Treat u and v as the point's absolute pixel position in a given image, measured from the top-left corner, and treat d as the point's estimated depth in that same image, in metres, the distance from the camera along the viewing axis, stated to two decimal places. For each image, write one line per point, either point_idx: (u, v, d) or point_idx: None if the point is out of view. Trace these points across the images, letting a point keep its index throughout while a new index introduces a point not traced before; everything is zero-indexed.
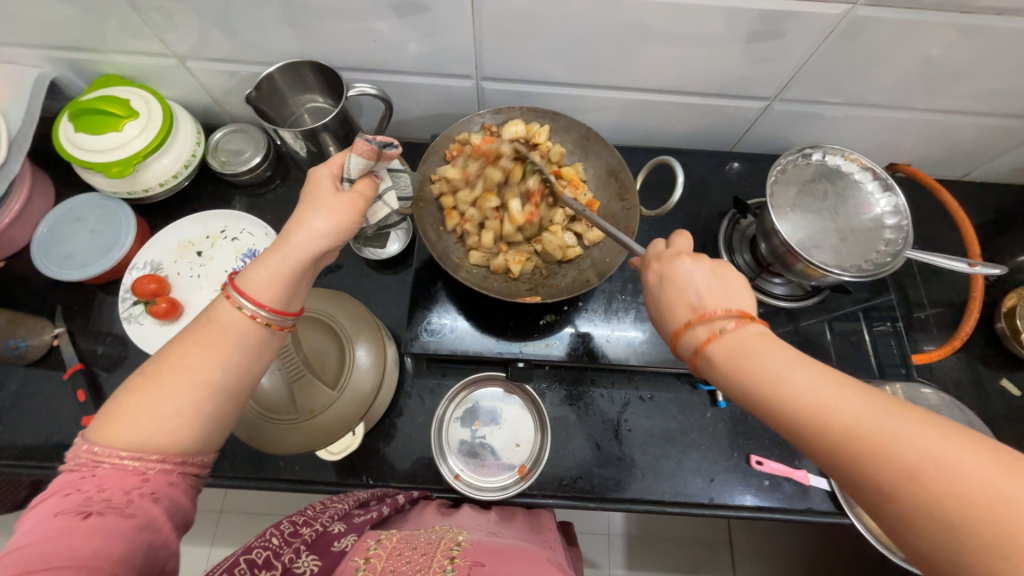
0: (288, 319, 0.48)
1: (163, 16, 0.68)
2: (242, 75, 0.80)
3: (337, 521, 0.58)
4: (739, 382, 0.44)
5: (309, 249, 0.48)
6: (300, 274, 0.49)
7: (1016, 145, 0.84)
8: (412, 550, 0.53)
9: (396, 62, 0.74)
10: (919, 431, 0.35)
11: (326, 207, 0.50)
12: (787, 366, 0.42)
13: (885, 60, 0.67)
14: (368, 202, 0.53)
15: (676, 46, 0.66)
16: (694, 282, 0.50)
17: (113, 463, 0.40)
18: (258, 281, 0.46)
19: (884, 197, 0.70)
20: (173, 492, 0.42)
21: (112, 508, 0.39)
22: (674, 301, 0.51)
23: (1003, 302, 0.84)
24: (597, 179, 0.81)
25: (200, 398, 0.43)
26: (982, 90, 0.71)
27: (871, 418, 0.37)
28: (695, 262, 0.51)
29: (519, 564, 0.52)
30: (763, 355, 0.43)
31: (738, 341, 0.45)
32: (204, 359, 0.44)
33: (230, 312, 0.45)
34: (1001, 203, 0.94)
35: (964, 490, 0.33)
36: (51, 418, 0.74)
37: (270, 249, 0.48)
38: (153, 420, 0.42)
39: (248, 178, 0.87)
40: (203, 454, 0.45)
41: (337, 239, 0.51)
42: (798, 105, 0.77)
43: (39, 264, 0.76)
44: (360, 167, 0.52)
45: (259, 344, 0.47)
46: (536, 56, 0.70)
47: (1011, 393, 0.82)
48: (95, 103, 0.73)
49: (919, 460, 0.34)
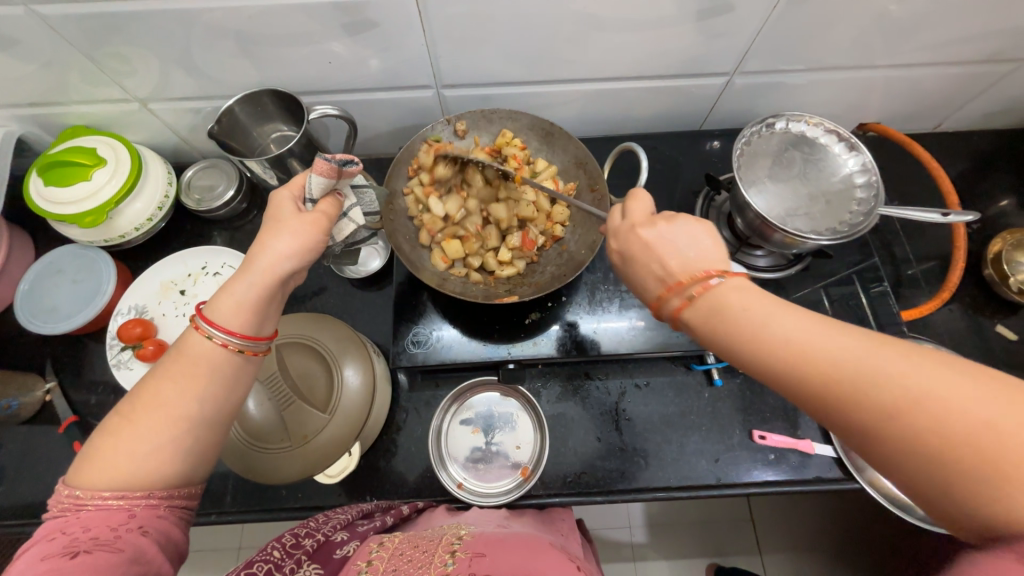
0: (262, 344, 0.48)
1: (120, 63, 0.69)
2: (205, 111, 0.80)
3: (339, 530, 0.60)
4: (740, 345, 0.41)
5: (275, 273, 0.48)
6: (268, 298, 0.49)
7: (983, 90, 0.83)
8: (413, 548, 0.54)
9: (355, 80, 0.74)
10: (910, 363, 0.35)
11: (288, 229, 0.50)
12: (770, 317, 0.40)
13: (837, 21, 0.67)
14: (332, 221, 0.54)
15: (627, 32, 0.67)
16: (666, 246, 0.49)
17: (96, 504, 0.40)
18: (226, 309, 0.46)
19: (853, 158, 0.69)
20: (162, 524, 0.42)
21: (100, 545, 0.39)
22: (648, 270, 0.50)
23: (987, 249, 0.86)
24: (567, 172, 0.81)
25: (178, 433, 0.43)
26: (938, 40, 0.71)
27: (876, 364, 0.35)
28: (663, 229, 0.50)
29: (520, 551, 0.52)
30: (743, 307, 0.42)
31: (716, 296, 0.44)
32: (178, 395, 0.43)
33: (202, 343, 0.45)
34: (977, 150, 0.94)
35: (949, 416, 0.32)
36: (51, 472, 0.74)
37: (235, 276, 0.48)
38: (132, 459, 0.41)
39: (225, 212, 0.88)
40: (190, 486, 0.45)
41: (303, 259, 0.51)
42: (759, 76, 0.77)
43: (23, 320, 0.77)
44: (322, 187, 0.53)
45: (234, 371, 0.47)
46: (492, 59, 0.70)
47: (1009, 338, 0.81)
48: (62, 156, 0.73)
49: (904, 391, 0.34)
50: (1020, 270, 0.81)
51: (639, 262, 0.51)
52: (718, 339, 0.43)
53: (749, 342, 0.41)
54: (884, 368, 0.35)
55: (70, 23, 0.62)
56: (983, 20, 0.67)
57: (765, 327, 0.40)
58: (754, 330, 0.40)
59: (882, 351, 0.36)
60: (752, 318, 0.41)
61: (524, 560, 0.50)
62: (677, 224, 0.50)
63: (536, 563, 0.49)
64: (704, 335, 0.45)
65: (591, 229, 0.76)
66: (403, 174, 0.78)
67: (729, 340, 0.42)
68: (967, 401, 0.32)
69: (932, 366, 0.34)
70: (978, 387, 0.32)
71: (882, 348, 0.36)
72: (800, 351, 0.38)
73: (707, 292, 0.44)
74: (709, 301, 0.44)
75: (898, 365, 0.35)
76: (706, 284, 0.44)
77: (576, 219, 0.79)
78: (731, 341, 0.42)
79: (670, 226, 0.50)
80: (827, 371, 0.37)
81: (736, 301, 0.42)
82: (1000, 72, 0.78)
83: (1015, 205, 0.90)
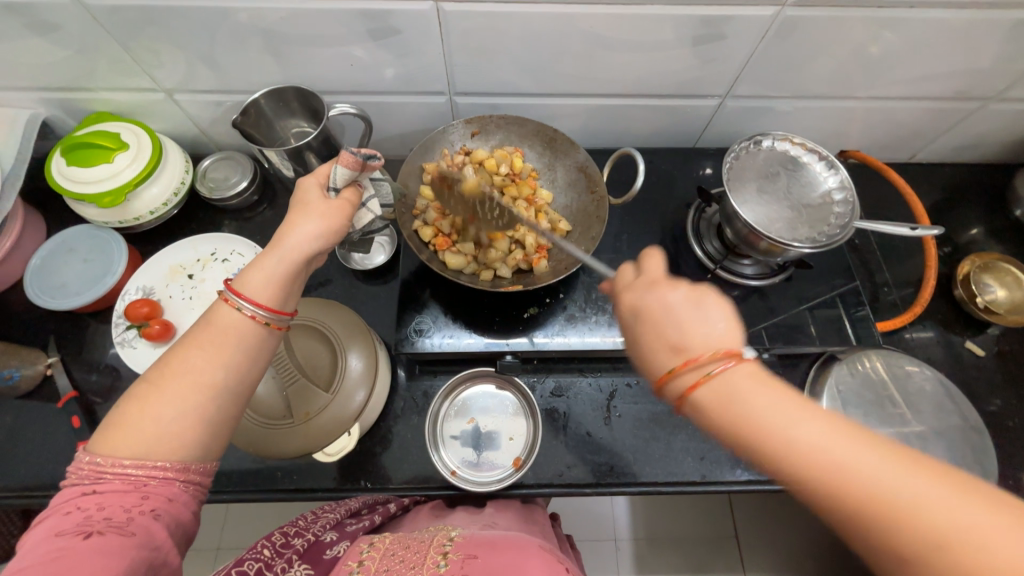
0: (285, 319, 0.51)
1: (152, 54, 0.73)
2: (228, 105, 0.84)
3: (328, 530, 0.66)
4: (748, 440, 0.40)
5: (302, 250, 0.52)
6: (293, 275, 0.52)
7: (952, 126, 0.91)
8: (404, 548, 0.57)
9: (373, 84, 0.79)
10: (914, 475, 0.36)
11: (316, 211, 0.54)
12: (793, 421, 0.39)
13: (819, 54, 0.73)
14: (354, 208, 0.58)
15: (628, 53, 0.72)
16: (687, 314, 0.45)
17: (116, 475, 0.41)
18: (255, 282, 0.49)
19: (832, 175, 0.75)
20: (173, 509, 0.43)
21: (113, 527, 0.40)
22: (662, 335, 0.46)
23: (957, 271, 0.92)
24: (569, 176, 0.86)
25: (202, 399, 0.44)
26: (910, 76, 0.78)
27: (875, 471, 0.36)
28: (688, 293, 0.46)
29: (509, 553, 0.55)
30: (753, 398, 0.41)
31: (728, 380, 0.42)
32: (205, 361, 0.45)
33: (230, 313, 0.47)
34: (948, 181, 1.01)
35: (939, 526, 0.34)
36: (45, 446, 0.75)
37: (264, 253, 0.51)
38: (155, 424, 0.43)
39: (236, 203, 0.91)
40: (204, 462, 0.46)
41: (326, 240, 0.54)
42: (749, 100, 0.84)
43: (32, 295, 0.78)
44: (345, 177, 0.57)
45: (258, 342, 0.49)
46: (503, 70, 0.76)
47: (978, 354, 0.87)
48: (87, 138, 0.77)
49: (903, 502, 0.35)
50: (986, 292, 0.88)
51: (656, 318, 0.47)
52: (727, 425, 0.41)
53: (758, 435, 0.40)
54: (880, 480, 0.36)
55: (112, 14, 0.66)
56: (949, 60, 0.75)
57: (768, 416, 0.40)
58: (768, 429, 0.40)
59: (876, 456, 0.37)
60: (756, 406, 0.40)
61: (515, 561, 0.53)
62: (696, 294, 0.46)
63: (525, 564, 0.52)
64: (710, 422, 0.43)
65: (591, 228, 0.80)
66: (415, 177, 0.82)
67: (738, 433, 0.41)
68: (950, 511, 0.34)
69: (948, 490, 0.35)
70: (957, 500, 0.35)
71: (890, 457, 0.37)
72: (803, 450, 0.38)
73: (718, 381, 0.42)
74: (722, 386, 0.42)
75: (897, 473, 0.36)
76: (719, 374, 0.42)
77: (576, 218, 0.84)
78: (740, 433, 0.41)
79: (687, 292, 0.46)
80: (835, 480, 0.37)
81: (751, 392, 0.41)
82: (969, 109, 0.85)
83: (983, 233, 0.97)
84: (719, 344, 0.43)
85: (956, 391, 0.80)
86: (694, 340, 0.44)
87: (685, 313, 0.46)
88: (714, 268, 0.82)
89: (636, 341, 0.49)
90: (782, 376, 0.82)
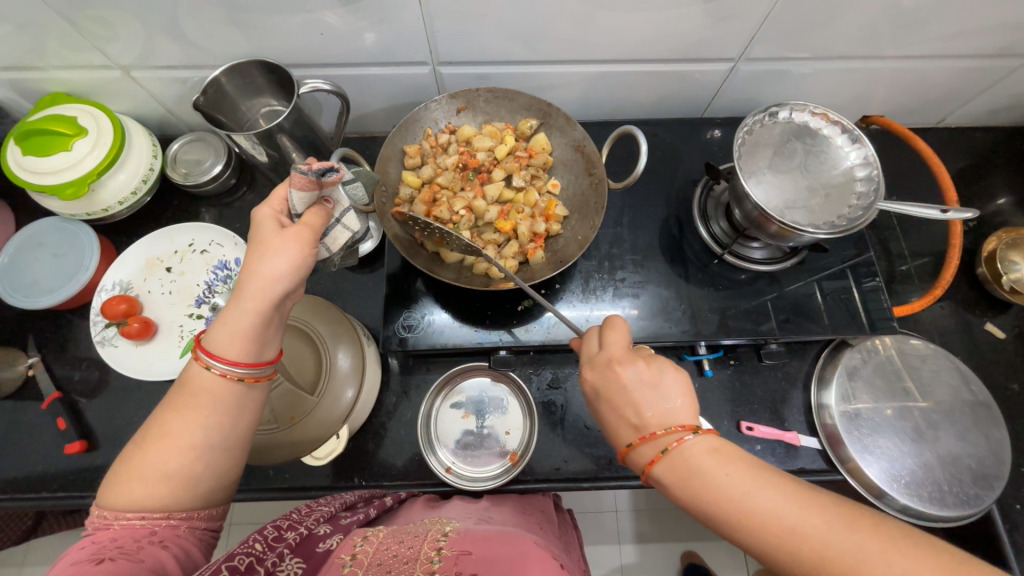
0: (265, 369, 0.49)
1: (101, 27, 0.65)
2: (193, 82, 0.77)
3: (322, 523, 0.58)
4: (711, 510, 0.42)
5: (267, 297, 0.48)
6: (263, 324, 0.49)
7: (989, 87, 0.82)
8: (399, 543, 0.53)
9: (349, 55, 0.71)
10: (861, 533, 0.38)
11: (272, 249, 0.49)
12: (753, 490, 0.41)
13: (847, 10, 0.65)
14: (318, 232, 0.52)
15: (631, 12, 0.64)
16: (645, 394, 0.48)
17: (121, 522, 0.42)
18: (222, 339, 0.46)
19: (855, 150, 0.68)
20: (182, 542, 0.44)
21: (123, 554, 0.40)
22: (622, 414, 0.49)
23: (982, 247, 0.86)
24: (565, 156, 0.80)
25: (188, 458, 0.44)
26: (949, 32, 0.70)
27: (827, 533, 0.38)
28: (640, 367, 0.49)
29: (508, 548, 0.51)
30: (708, 469, 0.43)
31: (683, 454, 0.44)
32: (183, 424, 0.45)
33: (203, 373, 0.46)
34: (978, 146, 0.93)
35: None
36: (33, 448, 0.73)
37: (229, 304, 0.48)
38: (145, 484, 0.43)
39: (212, 187, 0.85)
40: (209, 508, 0.47)
41: (295, 278, 0.50)
42: (764, 63, 0.75)
43: (3, 293, 0.75)
44: (305, 201, 0.52)
45: (239, 401, 0.48)
46: (492, 36, 0.68)
47: (997, 337, 0.82)
48: (41, 123, 0.70)
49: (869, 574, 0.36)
50: (1012, 269, 0.82)
51: (613, 396, 0.50)
52: (690, 492, 0.43)
53: (719, 505, 0.42)
54: (835, 543, 0.38)
55: None
56: (996, 13, 0.66)
57: (724, 488, 0.42)
58: (727, 498, 0.42)
59: (828, 519, 0.39)
60: (709, 478, 0.43)
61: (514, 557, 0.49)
62: (657, 370, 0.49)
63: (527, 561, 0.49)
64: (674, 495, 0.45)
65: (589, 214, 0.74)
66: (395, 160, 0.77)
67: (700, 506, 0.43)
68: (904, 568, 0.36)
69: (903, 556, 0.36)
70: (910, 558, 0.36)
71: (840, 519, 0.39)
72: (759, 516, 0.40)
73: (675, 455, 0.44)
74: (679, 458, 0.44)
75: (848, 534, 0.38)
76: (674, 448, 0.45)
77: (574, 204, 0.78)
78: (705, 505, 0.43)
79: (644, 367, 0.49)
80: (796, 545, 0.39)
81: (703, 463, 0.43)
82: (1011, 67, 0.77)
83: (1012, 204, 0.90)
84: (669, 417, 0.46)
85: (971, 375, 0.77)
86: (651, 416, 0.47)
87: (648, 387, 0.48)
88: (721, 253, 0.76)
89: (601, 413, 0.51)
90: (790, 363, 0.79)
